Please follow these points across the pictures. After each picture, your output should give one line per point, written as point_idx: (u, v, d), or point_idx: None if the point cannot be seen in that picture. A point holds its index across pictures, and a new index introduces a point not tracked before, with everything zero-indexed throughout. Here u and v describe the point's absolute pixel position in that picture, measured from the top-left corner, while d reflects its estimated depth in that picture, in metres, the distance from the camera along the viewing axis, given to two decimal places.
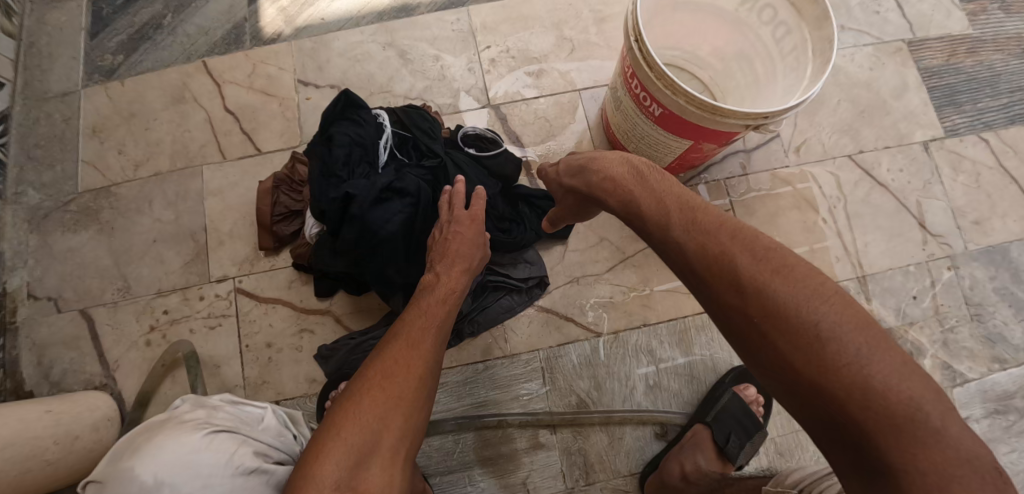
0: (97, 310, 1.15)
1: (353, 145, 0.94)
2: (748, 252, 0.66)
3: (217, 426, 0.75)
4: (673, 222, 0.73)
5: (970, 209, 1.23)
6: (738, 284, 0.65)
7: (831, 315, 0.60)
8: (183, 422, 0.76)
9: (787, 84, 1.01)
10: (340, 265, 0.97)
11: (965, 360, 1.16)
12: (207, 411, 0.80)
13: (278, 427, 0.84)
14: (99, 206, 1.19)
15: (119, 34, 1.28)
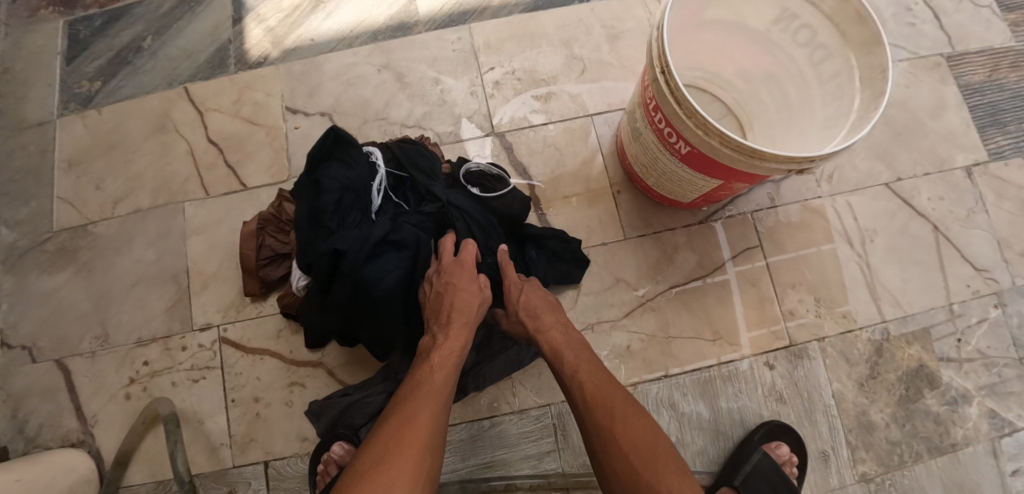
0: (74, 359, 1.06)
1: (343, 190, 0.85)
2: (622, 420, 0.76)
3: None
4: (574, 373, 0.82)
5: (1017, 240, 1.13)
6: (611, 417, 0.77)
7: (664, 471, 0.72)
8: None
9: (826, 113, 0.92)
10: (332, 322, 0.90)
11: (1013, 407, 1.07)
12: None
13: None
14: (76, 246, 1.11)
15: (97, 58, 1.20)
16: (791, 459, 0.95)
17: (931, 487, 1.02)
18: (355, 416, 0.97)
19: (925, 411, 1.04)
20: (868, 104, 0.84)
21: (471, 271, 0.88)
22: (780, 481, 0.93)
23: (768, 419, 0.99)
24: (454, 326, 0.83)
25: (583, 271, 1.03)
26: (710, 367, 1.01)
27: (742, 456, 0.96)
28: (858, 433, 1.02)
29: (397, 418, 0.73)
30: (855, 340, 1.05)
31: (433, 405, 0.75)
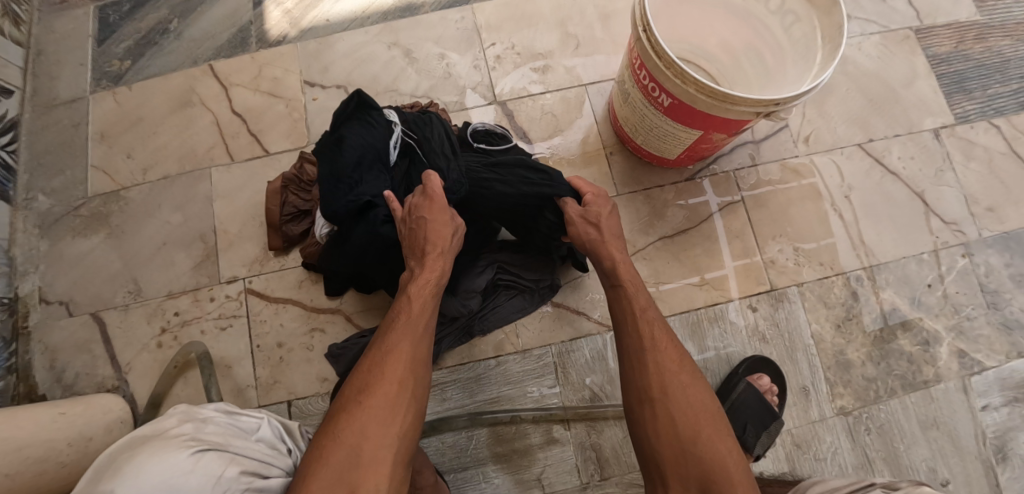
0: (109, 313, 1.15)
1: (365, 148, 0.94)
2: (685, 374, 0.82)
3: (215, 453, 0.64)
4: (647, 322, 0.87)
5: (984, 196, 1.22)
6: (677, 364, 0.82)
7: (707, 425, 0.78)
8: (169, 447, 0.63)
9: (796, 75, 1.01)
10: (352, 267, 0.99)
11: (981, 348, 1.15)
12: (192, 428, 0.67)
13: (274, 439, 0.74)
14: (109, 211, 1.19)
15: (125, 40, 1.29)
16: (771, 388, 1.03)
17: (906, 420, 1.10)
18: None
19: (899, 351, 1.12)
20: (826, 62, 0.94)
21: (442, 201, 0.91)
22: (763, 408, 1.01)
23: (752, 355, 1.08)
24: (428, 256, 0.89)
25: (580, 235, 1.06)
26: (697, 309, 1.10)
27: (730, 387, 1.05)
28: (836, 370, 1.10)
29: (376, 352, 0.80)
30: (833, 285, 1.13)
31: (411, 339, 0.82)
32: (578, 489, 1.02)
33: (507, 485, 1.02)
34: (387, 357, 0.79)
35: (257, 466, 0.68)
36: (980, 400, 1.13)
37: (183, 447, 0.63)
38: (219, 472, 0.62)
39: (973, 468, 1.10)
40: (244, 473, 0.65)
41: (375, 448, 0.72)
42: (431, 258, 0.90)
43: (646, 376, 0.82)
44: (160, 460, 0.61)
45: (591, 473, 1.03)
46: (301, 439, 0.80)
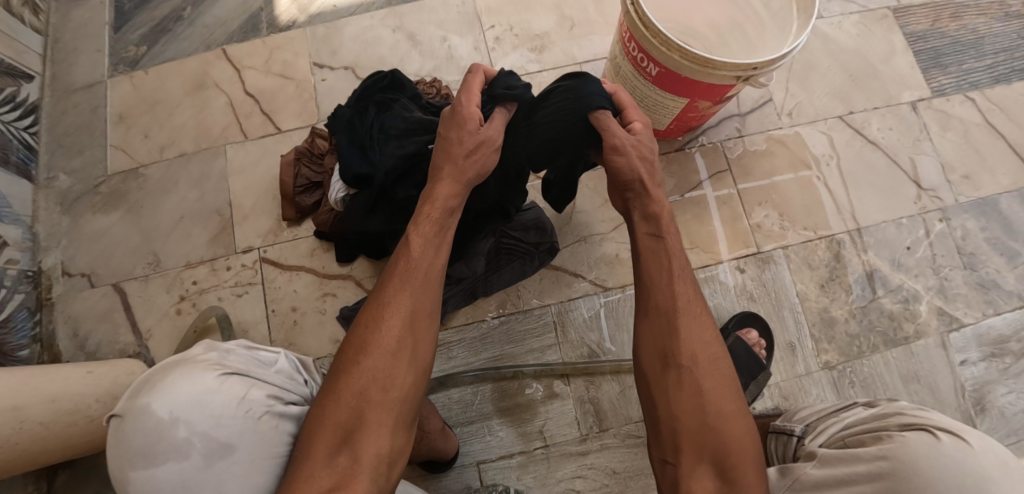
0: (129, 283, 1.20)
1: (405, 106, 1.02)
2: (712, 342, 0.76)
3: (239, 378, 0.71)
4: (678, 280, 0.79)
5: (960, 164, 1.28)
6: (704, 330, 0.77)
7: (726, 396, 0.74)
8: (198, 369, 0.69)
9: (776, 45, 1.10)
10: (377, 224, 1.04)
11: (960, 306, 1.21)
12: (219, 354, 0.73)
13: (291, 370, 0.79)
14: (128, 188, 1.25)
15: (141, 27, 1.35)
16: (759, 342, 1.11)
17: (888, 374, 1.16)
18: None
19: (880, 309, 1.19)
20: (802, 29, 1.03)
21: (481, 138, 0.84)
22: (751, 359, 1.08)
23: (739, 311, 1.16)
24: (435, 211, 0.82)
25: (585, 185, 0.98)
26: None
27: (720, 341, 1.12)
28: (820, 327, 1.17)
29: (380, 312, 0.76)
30: (816, 248, 1.20)
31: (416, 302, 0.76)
32: (579, 440, 1.08)
33: (511, 437, 1.08)
34: (386, 316, 0.75)
35: (277, 392, 0.74)
36: (959, 355, 1.19)
37: (211, 369, 0.70)
38: (242, 395, 0.70)
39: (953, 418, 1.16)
40: (266, 396, 0.72)
41: (376, 411, 0.71)
42: (439, 202, 0.82)
43: (677, 338, 0.75)
44: (191, 380, 0.68)
45: (590, 426, 1.09)
46: (316, 371, 0.85)
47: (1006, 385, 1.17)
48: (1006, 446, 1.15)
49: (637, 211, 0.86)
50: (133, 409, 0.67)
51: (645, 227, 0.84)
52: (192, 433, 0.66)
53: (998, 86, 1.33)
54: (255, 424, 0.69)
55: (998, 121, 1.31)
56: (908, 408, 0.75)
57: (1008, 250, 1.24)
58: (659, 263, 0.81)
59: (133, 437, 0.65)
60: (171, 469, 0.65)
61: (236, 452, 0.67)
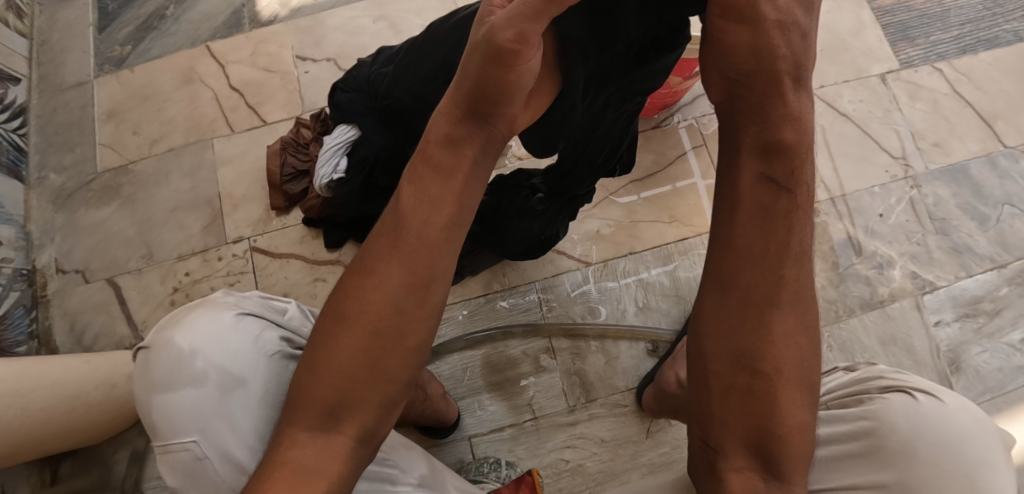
0: (123, 277, 1.22)
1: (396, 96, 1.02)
2: (796, 326, 0.57)
3: (254, 319, 0.76)
4: (773, 242, 0.57)
5: (929, 132, 1.32)
6: (790, 308, 0.57)
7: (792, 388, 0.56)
8: (216, 309, 0.74)
9: None
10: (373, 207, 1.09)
11: (933, 270, 1.25)
12: (235, 298, 0.78)
13: (302, 318, 0.85)
14: (119, 183, 1.27)
15: (126, 26, 1.37)
16: None
17: (865, 336, 1.20)
18: None
19: (855, 275, 1.23)
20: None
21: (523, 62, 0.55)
22: None
23: None
24: (442, 153, 0.60)
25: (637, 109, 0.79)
26: (669, 244, 1.20)
27: None
28: None
29: (368, 279, 0.59)
30: None
31: (408, 276, 0.58)
32: (567, 411, 1.11)
33: (501, 411, 1.11)
34: (370, 284, 0.58)
35: (290, 335, 0.79)
36: (934, 317, 1.23)
37: (229, 310, 0.75)
38: (258, 333, 0.74)
39: (930, 378, 1.19)
40: (279, 338, 0.76)
41: (354, 403, 0.58)
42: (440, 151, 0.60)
43: (764, 315, 0.57)
44: (211, 318, 0.72)
45: (577, 397, 1.12)
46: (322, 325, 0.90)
47: (980, 344, 1.21)
48: (983, 403, 1.18)
49: (752, 134, 0.58)
50: (158, 342, 0.71)
51: (759, 163, 0.58)
52: (211, 365, 0.69)
53: (965, 56, 1.37)
54: (268, 361, 0.74)
55: (965, 90, 1.35)
56: (886, 369, 0.70)
57: (978, 214, 1.28)
58: (751, 223, 0.58)
59: (156, 368, 0.69)
60: (189, 396, 0.68)
61: (251, 384, 0.71)
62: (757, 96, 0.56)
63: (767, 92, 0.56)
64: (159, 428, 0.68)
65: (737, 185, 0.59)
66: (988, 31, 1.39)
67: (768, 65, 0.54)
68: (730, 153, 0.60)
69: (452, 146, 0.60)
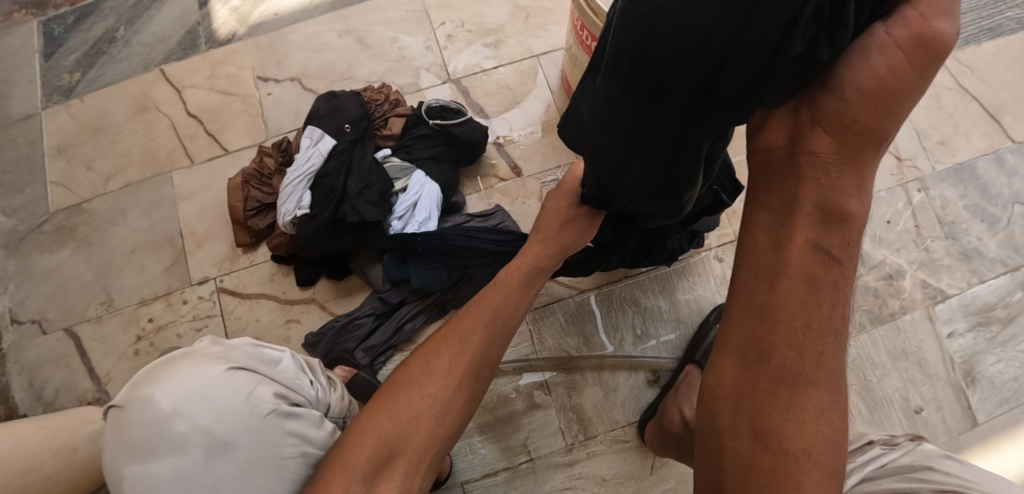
0: (82, 326, 1.14)
1: (366, 170, 0.99)
2: (814, 408, 0.54)
3: (246, 374, 0.65)
4: (802, 309, 0.55)
5: (934, 131, 1.25)
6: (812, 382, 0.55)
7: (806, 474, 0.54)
8: (203, 362, 0.64)
9: None
10: (341, 245, 1.00)
11: (943, 277, 1.18)
12: (224, 348, 0.68)
13: (298, 370, 0.72)
14: (74, 224, 1.18)
15: (74, 51, 1.27)
16: None
17: (874, 352, 1.14)
18: (347, 339, 1.05)
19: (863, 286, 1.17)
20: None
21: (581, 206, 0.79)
22: None
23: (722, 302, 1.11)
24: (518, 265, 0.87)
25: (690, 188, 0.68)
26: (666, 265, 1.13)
27: (701, 334, 1.07)
28: None
29: (444, 341, 0.77)
30: None
31: (479, 342, 0.77)
32: (565, 451, 1.04)
33: (494, 453, 1.04)
34: (455, 344, 0.76)
35: (285, 390, 0.68)
36: (946, 328, 1.16)
37: (219, 363, 0.65)
38: (249, 390, 0.64)
39: (944, 392, 1.13)
40: (273, 394, 0.65)
41: (405, 442, 0.69)
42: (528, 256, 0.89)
43: (792, 397, 0.55)
44: (195, 373, 0.63)
45: (575, 434, 1.05)
46: (321, 373, 0.76)
47: (995, 354, 1.15)
48: (1000, 416, 1.13)
49: (811, 196, 0.54)
50: (136, 400, 0.62)
51: (814, 227, 0.54)
52: (194, 427, 0.60)
53: (968, 48, 1.29)
54: (259, 422, 0.63)
55: (970, 84, 1.27)
56: (936, 461, 0.63)
57: (988, 215, 1.21)
58: (793, 292, 0.55)
59: (133, 430, 0.61)
60: (168, 465, 0.60)
61: (237, 450, 0.61)
62: (788, 170, 0.55)
63: (825, 164, 0.53)
64: None
65: (761, 246, 0.57)
66: (991, 19, 1.31)
67: (877, 128, 0.52)
68: (770, 215, 0.57)
69: (540, 255, 0.88)
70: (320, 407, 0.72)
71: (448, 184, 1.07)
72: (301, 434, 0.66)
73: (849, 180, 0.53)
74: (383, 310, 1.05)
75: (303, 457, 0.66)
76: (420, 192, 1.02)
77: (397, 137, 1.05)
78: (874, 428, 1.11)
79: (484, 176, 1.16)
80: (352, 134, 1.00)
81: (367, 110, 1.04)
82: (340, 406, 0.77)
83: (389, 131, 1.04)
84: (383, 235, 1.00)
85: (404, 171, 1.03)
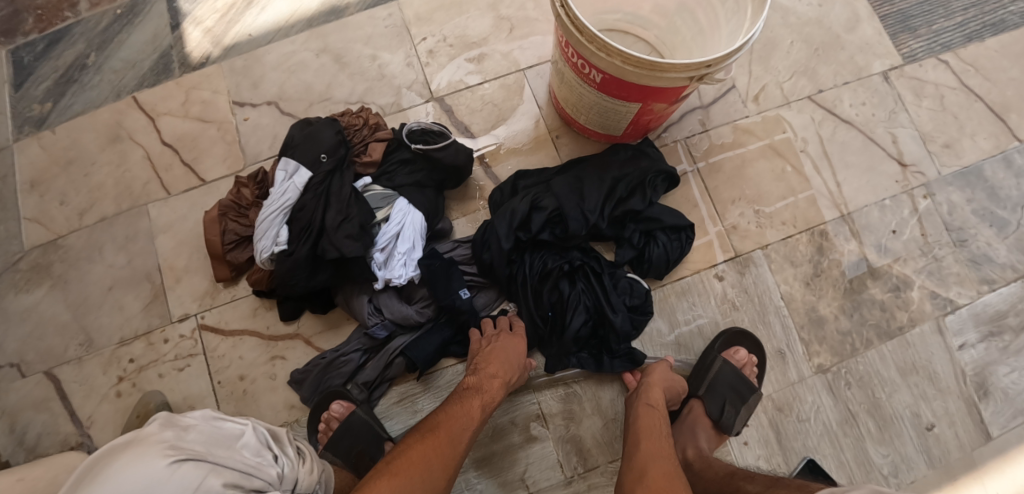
0: (61, 368, 1.10)
1: (343, 205, 0.94)
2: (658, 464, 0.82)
3: (195, 463, 0.57)
4: (644, 427, 0.89)
5: (938, 133, 1.20)
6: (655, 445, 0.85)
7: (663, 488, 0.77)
8: (146, 455, 0.56)
9: (729, 21, 1.01)
10: (320, 281, 0.96)
11: (952, 286, 1.14)
12: (175, 433, 0.59)
13: (259, 450, 0.64)
14: (49, 261, 1.14)
15: (43, 80, 1.22)
16: (748, 361, 1.05)
17: (883, 367, 1.10)
18: (334, 376, 1.01)
19: (870, 300, 1.12)
20: (757, 15, 0.94)
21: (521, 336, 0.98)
22: (740, 382, 1.02)
23: (727, 328, 1.09)
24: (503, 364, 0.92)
25: (576, 253, 1.04)
26: (663, 285, 1.10)
27: (705, 365, 1.05)
28: (809, 328, 1.11)
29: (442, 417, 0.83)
30: (797, 244, 1.14)
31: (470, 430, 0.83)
32: (564, 484, 1.00)
33: (491, 489, 1.00)
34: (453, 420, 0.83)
35: (242, 478, 0.60)
36: (957, 339, 1.12)
37: (164, 453, 0.56)
38: (196, 484, 0.55)
39: (956, 407, 1.09)
40: (225, 484, 0.57)
41: None
42: (482, 376, 0.90)
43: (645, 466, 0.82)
44: (137, 469, 0.54)
45: (574, 466, 1.01)
46: (288, 444, 0.70)
47: (1008, 365, 1.11)
48: (1014, 429, 1.09)
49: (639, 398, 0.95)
50: None
51: (647, 401, 0.93)
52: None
53: (972, 45, 1.24)
54: None
55: (974, 82, 1.22)
56: None
57: (997, 219, 1.17)
58: (643, 417, 0.91)
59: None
60: None
61: None
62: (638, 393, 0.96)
63: (648, 383, 0.96)
64: None
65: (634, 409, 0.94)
66: (994, 14, 1.25)
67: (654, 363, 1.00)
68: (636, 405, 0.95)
69: (518, 351, 0.95)
70: (286, 484, 0.65)
71: (433, 210, 1.02)
72: None
73: (654, 382, 0.96)
74: (371, 345, 1.01)
75: None
76: (403, 222, 0.97)
77: (377, 163, 1.01)
78: (884, 447, 1.07)
79: (470, 198, 1.12)
80: (329, 164, 0.96)
81: (344, 136, 0.99)
82: (310, 479, 0.70)
83: (369, 157, 1.00)
84: (365, 270, 0.95)
85: (386, 199, 0.98)
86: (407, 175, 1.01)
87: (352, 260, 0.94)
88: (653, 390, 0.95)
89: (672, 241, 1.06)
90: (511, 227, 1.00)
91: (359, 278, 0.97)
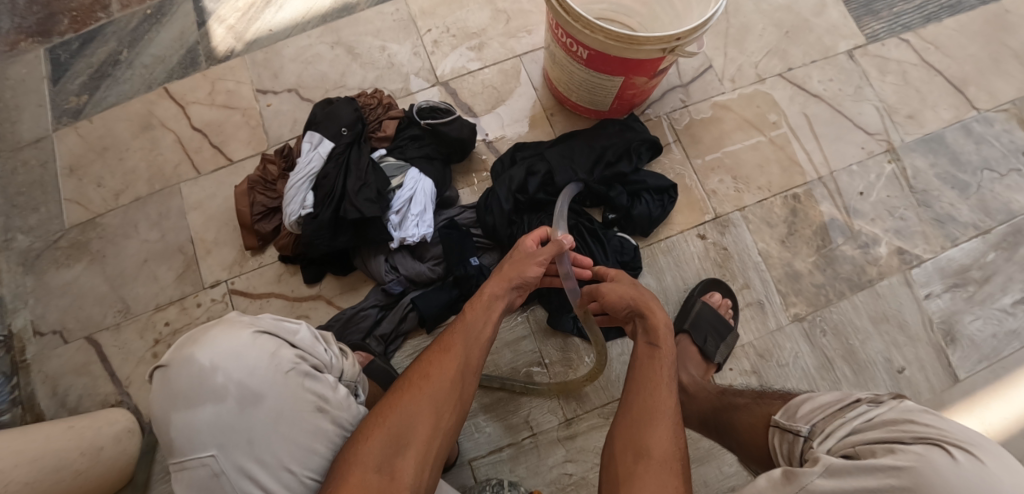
0: (101, 334, 1.19)
1: (363, 172, 1.05)
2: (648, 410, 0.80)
3: (271, 337, 0.72)
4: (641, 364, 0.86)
5: (902, 105, 1.31)
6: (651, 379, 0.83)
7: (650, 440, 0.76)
8: (234, 328, 0.71)
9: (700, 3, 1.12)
10: (342, 243, 1.06)
11: (918, 243, 1.24)
12: (252, 316, 0.75)
13: (313, 341, 0.77)
14: (88, 238, 1.25)
15: (79, 76, 1.33)
16: (723, 303, 1.16)
17: (856, 317, 1.20)
18: (354, 331, 1.10)
19: (842, 256, 1.23)
20: None
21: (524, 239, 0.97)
22: (718, 320, 1.13)
23: (704, 277, 1.20)
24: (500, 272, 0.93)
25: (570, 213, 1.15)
26: (650, 243, 1.21)
27: (687, 307, 1.16)
28: (786, 282, 1.21)
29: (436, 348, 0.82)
30: (773, 207, 1.24)
31: (471, 343, 0.83)
32: (563, 425, 1.10)
33: (498, 431, 1.10)
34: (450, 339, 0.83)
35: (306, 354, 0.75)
36: (923, 290, 1.22)
37: (246, 327, 0.72)
38: (274, 350, 0.71)
39: (925, 352, 1.19)
40: (295, 355, 0.73)
41: (411, 434, 0.73)
42: (494, 286, 0.92)
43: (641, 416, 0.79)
44: (230, 336, 0.70)
45: (573, 408, 1.10)
46: (336, 344, 0.82)
47: (972, 313, 1.20)
48: (981, 372, 1.18)
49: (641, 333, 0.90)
50: (177, 360, 0.69)
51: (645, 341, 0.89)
52: (229, 380, 0.67)
53: (930, 25, 1.35)
54: (284, 378, 0.70)
55: (933, 59, 1.34)
56: (916, 410, 0.64)
57: (958, 182, 1.27)
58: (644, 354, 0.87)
59: (177, 385, 0.67)
60: (208, 412, 0.66)
61: (268, 400, 0.68)
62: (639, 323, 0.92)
63: (643, 316, 0.91)
64: (179, 444, 0.67)
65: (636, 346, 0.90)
66: None
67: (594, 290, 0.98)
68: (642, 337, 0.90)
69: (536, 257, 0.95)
70: (335, 371, 0.78)
71: (441, 180, 1.13)
72: (319, 393, 0.72)
73: (651, 311, 0.91)
74: (387, 302, 1.11)
75: (323, 413, 0.71)
76: (415, 188, 1.07)
77: (390, 138, 1.12)
78: (859, 389, 1.16)
79: (473, 171, 1.23)
80: (349, 136, 1.08)
81: (361, 114, 1.11)
82: (353, 373, 0.82)
83: (384, 133, 1.11)
84: (382, 231, 1.05)
85: (399, 169, 1.09)
86: (417, 148, 1.12)
87: (371, 222, 1.05)
88: (652, 313, 0.91)
89: (657, 201, 1.17)
90: (512, 193, 1.11)
91: (375, 240, 1.07)
